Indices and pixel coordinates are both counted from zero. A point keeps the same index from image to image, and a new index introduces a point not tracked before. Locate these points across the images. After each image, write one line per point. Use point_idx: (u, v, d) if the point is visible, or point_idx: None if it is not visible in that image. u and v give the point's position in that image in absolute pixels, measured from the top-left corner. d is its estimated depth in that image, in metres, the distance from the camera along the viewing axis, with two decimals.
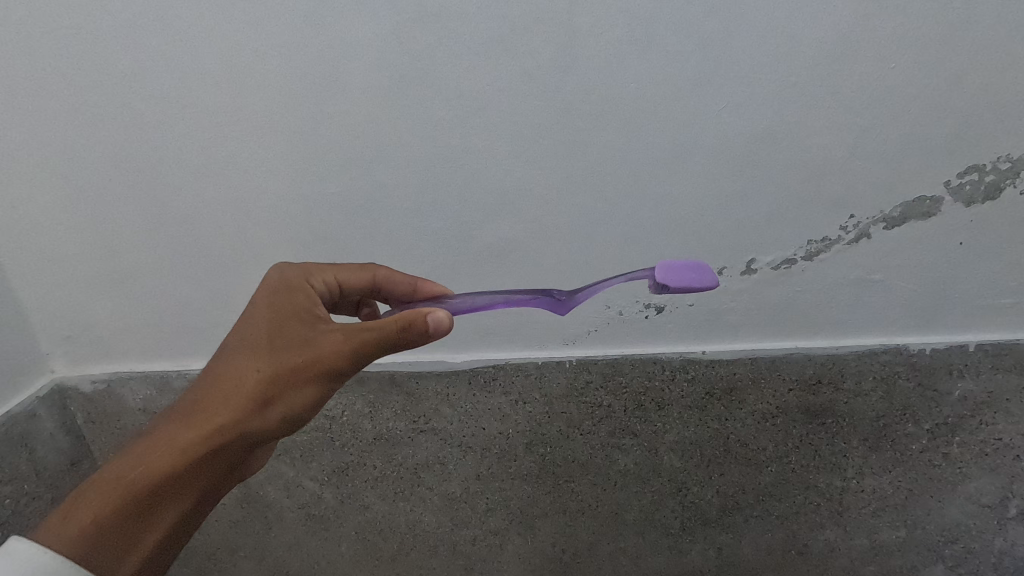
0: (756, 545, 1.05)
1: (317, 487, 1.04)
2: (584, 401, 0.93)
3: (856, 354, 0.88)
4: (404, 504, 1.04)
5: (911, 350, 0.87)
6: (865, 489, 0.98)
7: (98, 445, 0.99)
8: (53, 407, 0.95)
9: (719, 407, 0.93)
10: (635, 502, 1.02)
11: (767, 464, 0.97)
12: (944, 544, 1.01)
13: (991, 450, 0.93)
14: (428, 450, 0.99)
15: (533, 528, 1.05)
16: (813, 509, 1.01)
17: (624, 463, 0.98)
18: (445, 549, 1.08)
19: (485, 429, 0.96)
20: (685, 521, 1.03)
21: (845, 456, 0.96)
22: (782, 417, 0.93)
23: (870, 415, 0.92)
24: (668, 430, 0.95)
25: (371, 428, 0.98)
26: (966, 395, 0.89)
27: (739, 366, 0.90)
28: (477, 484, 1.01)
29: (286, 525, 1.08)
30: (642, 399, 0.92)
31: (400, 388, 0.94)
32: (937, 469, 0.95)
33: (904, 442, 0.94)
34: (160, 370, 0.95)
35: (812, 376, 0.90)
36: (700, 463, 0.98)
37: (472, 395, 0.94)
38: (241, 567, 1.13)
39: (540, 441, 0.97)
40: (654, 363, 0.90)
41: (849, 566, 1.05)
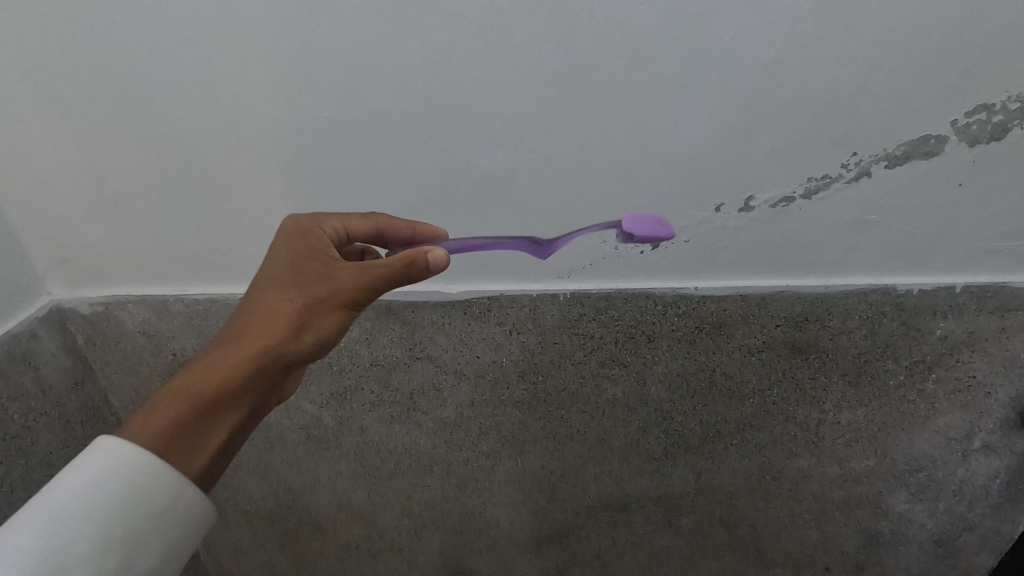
0: (733, 471, 1.12)
1: (316, 410, 1.07)
2: (576, 332, 0.95)
3: (845, 293, 0.89)
4: (400, 427, 1.08)
5: (898, 291, 0.88)
6: (840, 421, 1.04)
7: (101, 366, 1.02)
8: (53, 329, 0.95)
9: (707, 341, 0.95)
10: (622, 430, 1.07)
11: (750, 396, 1.01)
12: (907, 472, 1.10)
13: (964, 387, 0.98)
14: (424, 376, 1.01)
15: (524, 451, 1.11)
16: (789, 438, 1.07)
17: (613, 393, 1.02)
18: (441, 469, 1.15)
19: (479, 358, 0.99)
20: (668, 448, 1.09)
21: (824, 390, 1.00)
22: (768, 352, 0.96)
23: (853, 352, 0.95)
24: (656, 361, 0.98)
25: (368, 354, 1.00)
26: (947, 335, 0.92)
27: (729, 302, 0.91)
28: (471, 410, 1.05)
29: (288, 445, 1.13)
30: (633, 332, 0.95)
31: (395, 317, 0.95)
32: (910, 404, 1.00)
33: (882, 378, 0.98)
34: (158, 293, 0.95)
35: (800, 313, 0.91)
36: (686, 394, 1.02)
37: (467, 324, 0.95)
38: (244, 481, 1.19)
39: (532, 371, 1.00)
40: (647, 298, 0.91)
41: (818, 491, 1.14)
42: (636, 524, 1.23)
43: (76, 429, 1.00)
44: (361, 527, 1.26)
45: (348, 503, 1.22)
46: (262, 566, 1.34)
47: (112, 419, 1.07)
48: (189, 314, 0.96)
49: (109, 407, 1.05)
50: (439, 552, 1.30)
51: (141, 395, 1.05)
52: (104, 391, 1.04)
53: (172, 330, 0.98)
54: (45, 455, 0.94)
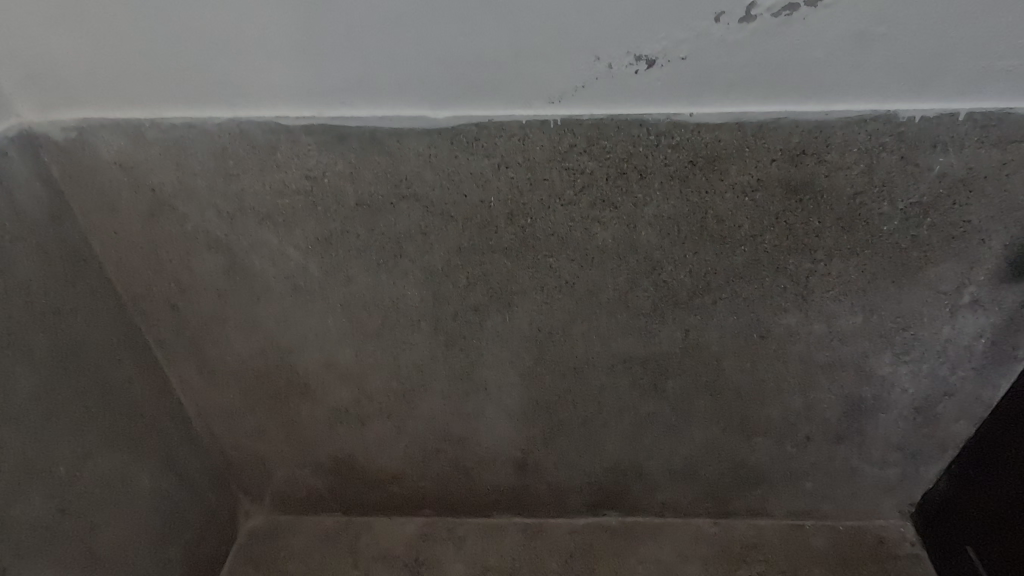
0: (721, 329, 1.11)
1: (301, 257, 1.06)
2: (566, 167, 0.92)
3: (844, 122, 0.86)
4: (388, 278, 1.07)
5: (900, 119, 0.86)
6: (830, 273, 1.01)
7: (77, 201, 1.01)
8: (24, 153, 0.94)
9: (701, 178, 0.93)
10: (611, 282, 1.05)
11: (742, 244, 0.99)
12: (896, 332, 1.09)
13: (958, 233, 0.96)
14: (410, 218, 1.00)
15: (511, 306, 1.09)
16: (779, 293, 1.05)
17: (603, 239, 1.00)
18: (428, 325, 1.13)
19: (467, 197, 0.96)
20: (657, 303, 1.07)
21: (817, 237, 0.97)
22: (761, 192, 0.93)
23: (849, 193, 0.93)
24: (647, 202, 0.95)
25: (353, 193, 0.97)
26: (945, 172, 0.90)
27: (724, 133, 0.88)
28: (459, 258, 1.04)
29: (274, 297, 1.11)
30: (624, 167, 0.92)
31: (381, 148, 0.93)
32: (904, 253, 0.98)
33: (877, 223, 0.95)
34: (132, 119, 0.93)
35: (797, 147, 0.89)
36: (676, 241, 0.99)
37: (455, 157, 0.93)
38: (232, 338, 1.19)
39: (521, 212, 0.97)
40: (639, 126, 0.88)
41: (805, 352, 1.13)
42: (621, 390, 1.21)
43: (57, 264, 1.00)
44: (350, 390, 1.26)
45: (336, 364, 1.22)
46: (255, 431, 1.36)
47: (94, 262, 1.07)
48: (165, 143, 0.94)
49: (88, 248, 1.06)
50: (428, 419, 1.30)
51: (120, 235, 1.05)
52: (83, 231, 1.04)
53: (148, 161, 0.96)
54: (25, 282, 0.94)
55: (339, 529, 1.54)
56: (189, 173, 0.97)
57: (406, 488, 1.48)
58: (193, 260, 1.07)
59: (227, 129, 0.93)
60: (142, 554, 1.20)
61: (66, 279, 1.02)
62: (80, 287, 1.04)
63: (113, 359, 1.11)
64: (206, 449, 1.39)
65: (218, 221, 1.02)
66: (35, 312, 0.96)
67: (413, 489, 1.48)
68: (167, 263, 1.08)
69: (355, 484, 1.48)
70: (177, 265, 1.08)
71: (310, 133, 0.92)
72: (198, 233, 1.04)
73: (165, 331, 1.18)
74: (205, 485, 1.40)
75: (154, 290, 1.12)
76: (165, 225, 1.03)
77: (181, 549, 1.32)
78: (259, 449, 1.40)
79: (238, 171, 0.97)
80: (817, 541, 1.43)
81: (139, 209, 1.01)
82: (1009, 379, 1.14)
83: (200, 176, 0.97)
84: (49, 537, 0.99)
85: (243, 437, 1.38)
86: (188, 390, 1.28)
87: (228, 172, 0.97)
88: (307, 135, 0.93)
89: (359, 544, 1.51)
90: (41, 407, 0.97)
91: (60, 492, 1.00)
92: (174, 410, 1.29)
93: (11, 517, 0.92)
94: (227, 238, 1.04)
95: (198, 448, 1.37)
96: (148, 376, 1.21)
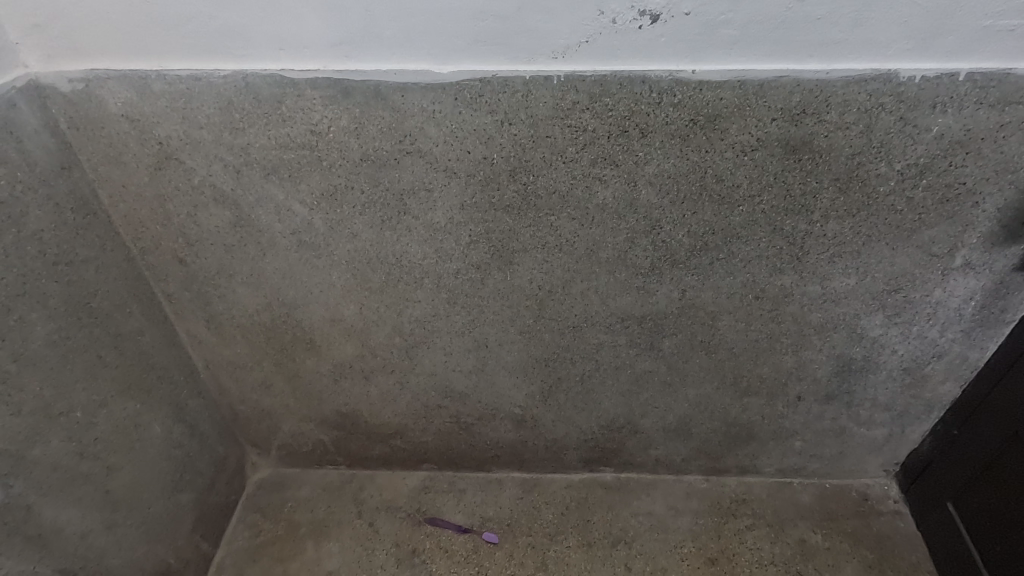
0: (717, 289, 1.13)
1: (307, 212, 1.07)
2: (569, 124, 0.93)
3: (845, 81, 0.87)
4: (392, 234, 1.09)
5: (901, 79, 0.87)
6: (826, 234, 1.03)
7: (85, 154, 1.03)
8: (32, 104, 0.95)
9: (701, 137, 0.94)
10: (611, 241, 1.07)
11: (740, 204, 1.01)
12: (888, 293, 1.11)
13: (953, 196, 0.97)
14: (414, 174, 1.01)
15: (513, 264, 1.11)
16: (775, 253, 1.07)
17: (603, 198, 1.01)
18: (431, 282, 1.16)
19: (471, 153, 0.98)
20: (655, 262, 1.10)
21: (814, 197, 0.99)
22: (761, 152, 0.94)
23: (846, 152, 0.94)
24: (648, 161, 0.97)
25: (358, 148, 0.99)
26: (943, 133, 0.91)
27: (726, 90, 0.89)
28: (462, 215, 1.05)
29: (279, 252, 1.14)
30: (627, 125, 0.93)
31: (385, 103, 0.94)
32: (899, 215, 1.00)
33: (874, 184, 0.97)
34: (138, 70, 0.94)
35: (797, 106, 0.90)
36: (676, 200, 1.01)
37: (458, 113, 0.94)
38: (238, 292, 1.21)
39: (523, 170, 0.99)
40: (641, 83, 0.89)
41: (798, 313, 1.16)
42: (619, 347, 1.24)
43: (67, 215, 1.02)
44: (354, 346, 1.29)
45: (341, 319, 1.25)
46: (262, 385, 1.40)
47: (103, 215, 1.09)
48: (171, 96, 0.96)
49: (97, 201, 1.08)
50: (430, 374, 1.34)
51: (127, 188, 1.07)
52: (92, 184, 1.06)
53: (155, 114, 0.97)
54: (37, 231, 0.96)
55: (344, 481, 1.60)
56: (196, 127, 0.98)
57: (411, 443, 1.52)
58: (200, 214, 1.09)
59: (232, 83, 0.94)
60: (157, 498, 1.25)
61: (76, 230, 1.04)
62: (89, 239, 1.07)
63: (123, 310, 1.15)
64: (215, 402, 1.44)
65: (224, 175, 1.04)
66: (48, 261, 0.98)
67: (417, 444, 1.53)
68: (174, 217, 1.10)
69: (359, 438, 1.52)
70: (185, 219, 1.10)
71: (316, 88, 0.93)
72: (204, 187, 1.05)
73: (173, 285, 1.21)
74: (214, 436, 1.45)
75: (162, 244, 1.14)
76: (171, 178, 1.05)
77: (192, 495, 1.38)
78: (266, 402, 1.45)
79: (245, 125, 0.98)
80: (805, 497, 1.48)
81: (146, 162, 1.03)
82: (995, 341, 1.16)
83: (206, 130, 0.99)
84: (70, 477, 1.04)
85: (250, 390, 1.42)
86: (197, 344, 1.32)
87: (235, 126, 0.98)
88: (313, 89, 0.94)
89: (363, 495, 1.56)
90: (58, 353, 1.00)
91: (78, 436, 1.05)
92: (183, 363, 1.32)
93: (34, 456, 0.97)
94: (234, 192, 1.06)
95: (207, 400, 1.41)
96: (158, 329, 1.24)
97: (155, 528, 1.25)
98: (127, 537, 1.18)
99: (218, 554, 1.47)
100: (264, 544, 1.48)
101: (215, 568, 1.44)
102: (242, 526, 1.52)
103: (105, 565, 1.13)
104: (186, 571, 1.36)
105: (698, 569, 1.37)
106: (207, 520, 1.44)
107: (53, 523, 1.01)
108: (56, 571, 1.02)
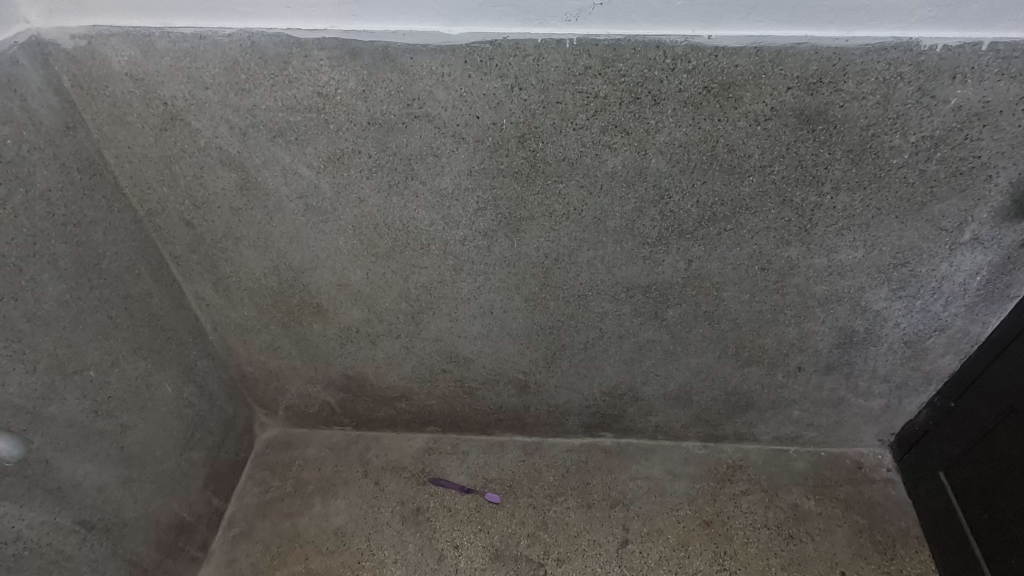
0: (723, 260, 1.13)
1: (313, 176, 1.07)
2: (580, 90, 0.92)
3: (864, 49, 0.85)
4: (399, 199, 1.09)
5: (921, 48, 0.85)
6: (836, 207, 1.03)
7: (89, 113, 1.01)
8: (34, 61, 0.93)
9: (715, 105, 0.92)
10: (618, 210, 1.07)
11: (750, 174, 1.00)
12: (894, 267, 1.11)
13: (966, 169, 0.96)
14: (422, 139, 1.00)
15: (519, 232, 1.11)
16: (783, 225, 1.06)
17: (612, 166, 1.00)
18: (437, 249, 1.16)
19: (479, 118, 0.96)
20: (662, 232, 1.09)
21: (826, 169, 0.98)
22: (774, 121, 0.93)
23: (861, 124, 0.92)
24: (660, 129, 0.95)
25: (365, 111, 0.97)
26: (961, 104, 0.89)
27: (742, 57, 0.87)
28: (470, 181, 1.05)
29: (286, 216, 1.14)
30: (639, 91, 0.91)
31: (394, 65, 0.92)
32: (910, 188, 0.99)
33: (887, 156, 0.96)
34: (141, 28, 0.92)
35: (814, 75, 0.88)
36: (685, 169, 1.00)
37: (468, 77, 0.92)
38: (245, 255, 1.22)
39: (533, 136, 0.98)
40: (656, 48, 0.87)
41: (803, 285, 1.16)
42: (623, 316, 1.25)
43: (73, 175, 1.02)
44: (360, 310, 1.31)
45: (348, 284, 1.25)
46: (269, 347, 1.42)
47: (109, 176, 1.09)
48: (176, 55, 0.94)
49: (103, 161, 1.07)
50: (436, 340, 1.36)
51: (134, 149, 1.06)
52: (97, 144, 1.05)
53: (159, 73, 0.96)
54: (45, 192, 0.96)
55: (350, 441, 1.64)
56: (201, 87, 0.97)
57: (415, 406, 1.55)
58: (206, 176, 1.09)
59: (238, 42, 0.92)
60: (169, 455, 1.29)
61: (83, 191, 1.04)
62: (97, 200, 1.07)
63: (132, 272, 1.16)
64: (224, 363, 1.46)
65: (230, 137, 1.03)
66: (57, 221, 0.99)
67: (422, 408, 1.56)
68: (181, 179, 1.10)
69: (365, 400, 1.55)
70: (191, 181, 1.10)
71: (322, 48, 0.92)
72: (210, 149, 1.04)
73: (181, 248, 1.22)
74: (224, 396, 1.48)
75: (169, 206, 1.14)
76: (177, 139, 1.04)
77: (203, 453, 1.41)
78: (273, 364, 1.47)
79: (251, 86, 0.96)
80: (800, 464, 1.52)
81: (151, 122, 1.02)
82: (998, 316, 1.17)
83: (212, 90, 0.97)
84: (85, 433, 1.06)
85: (257, 352, 1.44)
86: (205, 306, 1.33)
87: (240, 86, 0.96)
88: (319, 49, 0.92)
89: (368, 456, 1.60)
90: (70, 314, 1.02)
91: (92, 394, 1.07)
92: (192, 324, 1.34)
93: (50, 413, 0.99)
94: (240, 155, 1.05)
95: (216, 361, 1.44)
96: (167, 290, 1.25)
97: (168, 483, 1.29)
98: (142, 491, 1.21)
99: (228, 509, 1.51)
100: (273, 500, 1.53)
101: (226, 522, 1.49)
102: (252, 483, 1.57)
103: (121, 518, 1.16)
104: (198, 525, 1.40)
105: (693, 530, 1.41)
106: (217, 476, 1.48)
107: (71, 477, 1.04)
108: (75, 522, 1.06)
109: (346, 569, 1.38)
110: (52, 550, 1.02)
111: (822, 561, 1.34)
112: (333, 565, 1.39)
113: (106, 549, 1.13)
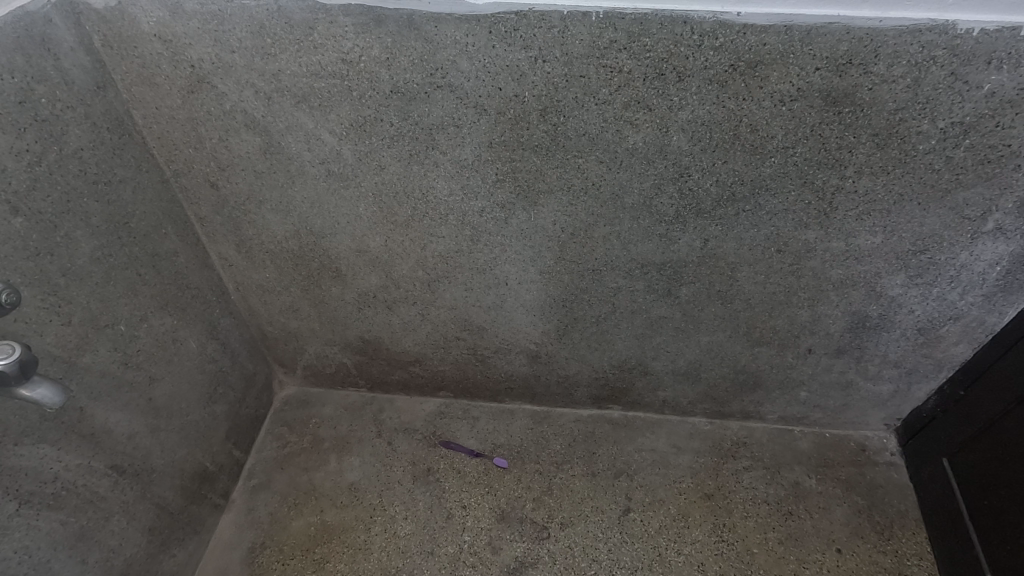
0: (740, 240, 1.13)
1: (335, 142, 1.08)
2: (604, 64, 0.91)
3: (897, 31, 0.83)
4: (419, 168, 1.10)
5: (957, 31, 0.82)
6: (857, 190, 1.02)
7: (119, 73, 1.03)
8: (66, 20, 0.95)
9: (740, 84, 0.91)
10: (637, 186, 1.07)
11: (772, 155, 0.99)
12: (912, 254, 1.11)
13: (995, 158, 0.94)
14: (444, 109, 1.00)
15: (537, 205, 1.12)
16: (803, 207, 1.06)
17: (633, 142, 1.00)
18: (455, 219, 1.18)
19: (502, 90, 0.97)
20: (679, 210, 1.10)
21: (850, 152, 0.97)
22: (799, 103, 0.92)
23: (889, 107, 0.91)
24: (682, 107, 0.95)
25: (388, 79, 0.98)
26: (995, 90, 0.87)
27: (770, 36, 0.86)
28: (490, 153, 1.05)
29: (308, 181, 1.15)
30: (663, 67, 0.90)
31: (418, 33, 0.92)
32: (935, 174, 0.98)
33: (913, 142, 0.94)
34: None
35: (844, 55, 0.86)
36: (706, 148, 0.99)
37: (492, 48, 0.92)
38: (267, 219, 1.25)
39: (554, 110, 0.98)
40: (683, 24, 0.86)
41: (819, 268, 1.16)
42: (636, 292, 1.27)
43: (103, 134, 1.04)
44: (378, 277, 1.34)
45: (366, 250, 1.28)
46: (289, 308, 1.46)
47: (137, 136, 1.11)
48: (203, 18, 0.95)
49: (132, 121, 1.10)
50: (450, 308, 1.38)
51: (160, 111, 1.08)
52: (126, 104, 1.08)
53: (187, 35, 0.97)
54: (77, 150, 0.99)
55: (365, 402, 1.70)
56: (227, 51, 0.98)
57: (428, 370, 1.60)
58: (231, 140, 1.11)
59: (264, 6, 0.92)
60: (194, 407, 1.34)
61: (114, 151, 1.07)
62: (125, 159, 1.10)
63: (159, 230, 1.19)
64: (245, 322, 1.51)
65: (255, 102, 1.04)
66: (89, 179, 1.02)
67: (435, 373, 1.60)
68: (206, 141, 1.12)
69: (380, 364, 1.60)
70: (215, 144, 1.12)
71: (348, 14, 0.92)
72: (235, 113, 1.06)
73: (206, 209, 1.25)
74: (244, 354, 1.53)
75: (194, 167, 1.17)
76: (203, 101, 1.05)
77: (225, 406, 1.47)
78: (292, 325, 1.52)
79: (276, 51, 0.97)
80: (803, 444, 1.54)
81: (179, 84, 1.03)
82: (1015, 307, 1.16)
83: (238, 54, 0.98)
84: (117, 384, 1.11)
85: (278, 312, 1.48)
86: (228, 266, 1.37)
87: (266, 51, 0.97)
88: (344, 16, 0.92)
89: (382, 417, 1.66)
90: (101, 270, 1.05)
91: (123, 346, 1.11)
92: (214, 283, 1.38)
93: (84, 363, 1.04)
94: (264, 119, 1.06)
95: (238, 320, 1.48)
96: (192, 249, 1.29)
97: (192, 434, 1.35)
98: (168, 440, 1.28)
99: (249, 460, 1.58)
100: (290, 454, 1.59)
101: (246, 473, 1.56)
102: (271, 437, 1.63)
103: (149, 464, 1.23)
104: (220, 474, 1.47)
105: (694, 502, 1.45)
106: (238, 430, 1.55)
107: (104, 425, 1.10)
108: (108, 466, 1.12)
109: (358, 522, 1.44)
110: (87, 490, 1.08)
111: (819, 538, 1.37)
112: (346, 517, 1.45)
113: (136, 492, 1.20)
